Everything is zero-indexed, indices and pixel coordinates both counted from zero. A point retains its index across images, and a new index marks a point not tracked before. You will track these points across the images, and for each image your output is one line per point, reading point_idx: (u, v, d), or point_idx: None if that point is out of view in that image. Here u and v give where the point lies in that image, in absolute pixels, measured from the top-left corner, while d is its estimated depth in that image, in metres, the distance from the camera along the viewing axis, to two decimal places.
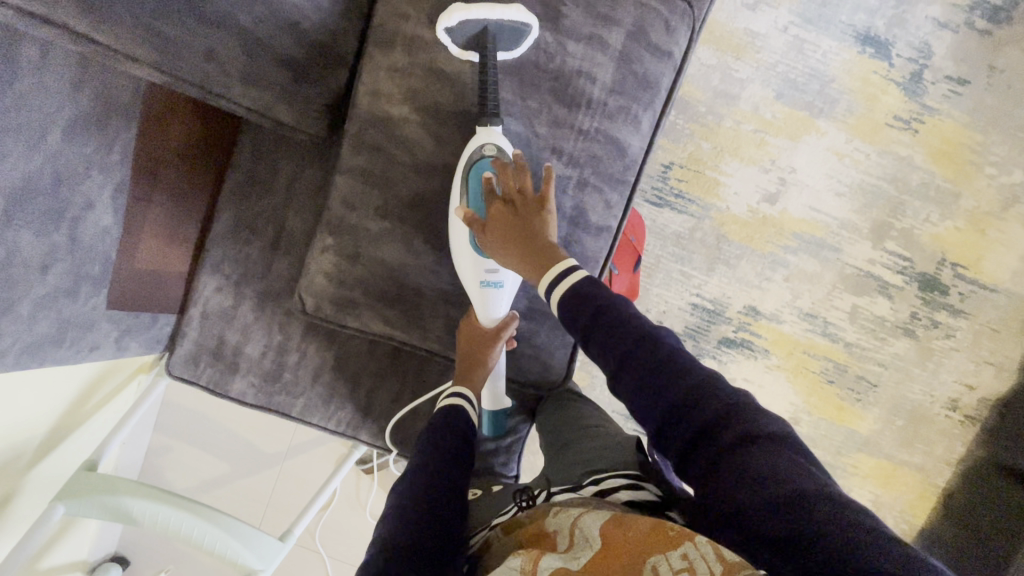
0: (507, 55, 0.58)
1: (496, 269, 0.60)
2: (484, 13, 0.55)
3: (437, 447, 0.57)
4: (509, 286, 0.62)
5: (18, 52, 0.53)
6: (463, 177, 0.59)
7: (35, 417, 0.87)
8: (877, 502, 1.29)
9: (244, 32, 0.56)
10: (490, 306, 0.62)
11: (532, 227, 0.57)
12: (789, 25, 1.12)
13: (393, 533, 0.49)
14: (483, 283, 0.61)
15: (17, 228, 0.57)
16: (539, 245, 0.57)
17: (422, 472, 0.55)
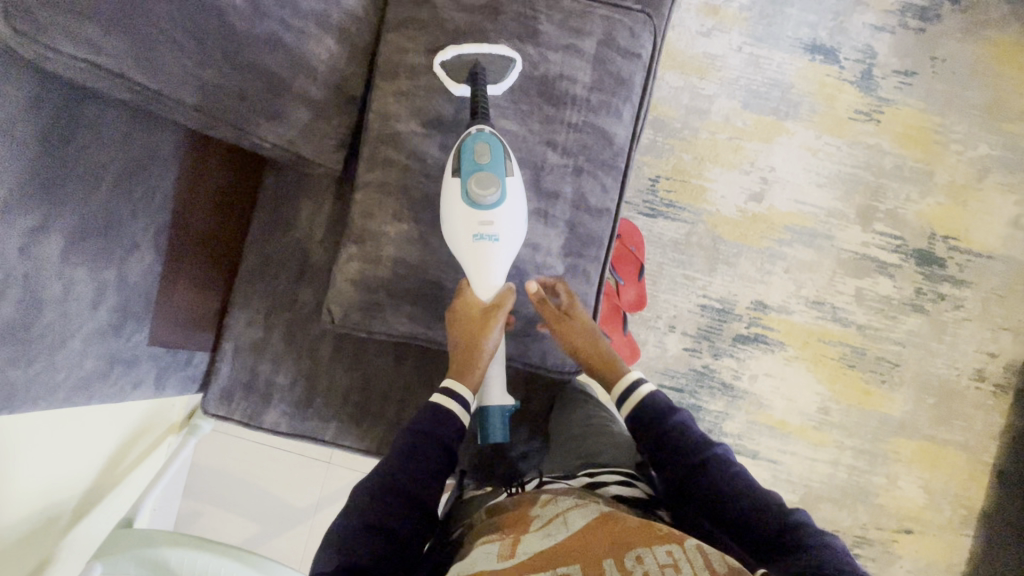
0: (496, 87, 0.66)
1: (490, 223, 0.63)
2: (474, 49, 0.66)
3: (421, 447, 0.63)
4: (503, 240, 0.64)
5: (81, 110, 0.60)
6: (456, 150, 0.64)
7: (75, 476, 0.90)
8: (929, 488, 1.24)
9: (272, 76, 0.65)
10: (485, 260, 0.64)
11: (596, 340, 0.71)
12: (742, 45, 1.24)
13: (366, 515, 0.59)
14: (476, 237, 0.63)
15: (75, 267, 0.63)
16: (604, 358, 0.71)
17: (404, 470, 0.62)
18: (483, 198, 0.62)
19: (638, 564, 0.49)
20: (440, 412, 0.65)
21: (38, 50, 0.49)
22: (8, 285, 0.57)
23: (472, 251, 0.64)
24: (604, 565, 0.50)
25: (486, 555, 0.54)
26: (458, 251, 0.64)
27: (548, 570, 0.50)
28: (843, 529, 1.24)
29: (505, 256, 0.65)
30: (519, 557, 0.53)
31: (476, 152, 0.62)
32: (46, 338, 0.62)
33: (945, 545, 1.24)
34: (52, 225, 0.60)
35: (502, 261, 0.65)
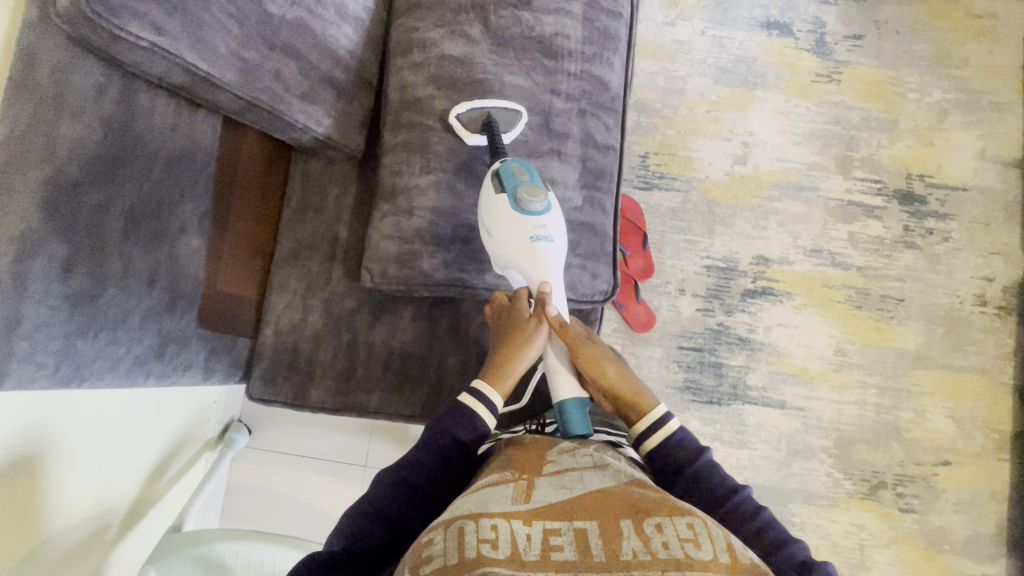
0: (507, 135, 0.74)
1: (544, 226, 0.70)
2: (483, 102, 0.74)
3: (433, 445, 0.66)
4: (557, 240, 0.71)
5: (137, 98, 0.66)
6: (494, 175, 0.71)
7: (123, 483, 0.88)
8: (958, 416, 1.26)
9: (301, 59, 0.73)
10: (542, 256, 0.70)
11: (622, 373, 0.71)
12: (705, 29, 1.37)
13: (375, 506, 0.62)
14: (534, 239, 0.70)
15: (133, 245, 0.68)
16: (630, 392, 0.71)
17: (414, 465, 0.65)
18: (532, 207, 0.69)
19: (657, 533, 0.45)
20: (466, 414, 0.67)
21: (109, 29, 0.57)
22: (78, 255, 0.62)
23: (532, 252, 0.70)
24: (621, 526, 0.46)
25: (495, 494, 0.51)
26: (519, 255, 0.70)
27: (562, 523, 0.47)
28: (882, 469, 1.24)
29: (557, 257, 0.72)
30: (533, 504, 0.50)
31: (515, 171, 0.70)
32: (109, 311, 0.66)
33: (983, 472, 1.24)
34: (114, 202, 0.65)
35: (555, 261, 0.72)
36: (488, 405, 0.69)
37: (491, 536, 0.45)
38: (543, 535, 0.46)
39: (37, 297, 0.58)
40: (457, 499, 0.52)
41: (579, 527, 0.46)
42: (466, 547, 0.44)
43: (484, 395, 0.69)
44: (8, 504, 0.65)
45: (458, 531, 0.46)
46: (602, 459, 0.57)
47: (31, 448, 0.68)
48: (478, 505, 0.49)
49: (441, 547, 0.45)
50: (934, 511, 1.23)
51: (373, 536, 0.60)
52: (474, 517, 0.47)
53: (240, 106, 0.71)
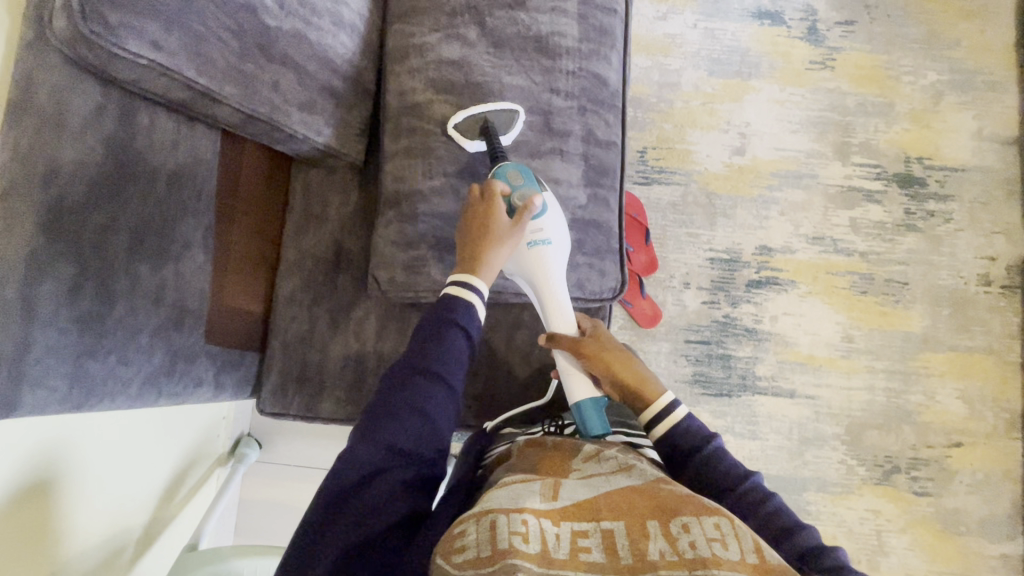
0: (506, 137, 0.75)
1: (540, 230, 0.71)
2: (481, 108, 0.75)
3: (412, 380, 0.61)
4: (555, 242, 0.72)
5: (137, 115, 0.66)
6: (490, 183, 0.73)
7: (137, 503, 0.87)
8: (968, 396, 1.26)
9: (300, 69, 0.73)
10: (541, 261, 0.72)
11: (628, 364, 0.72)
12: (697, 22, 1.37)
13: (356, 455, 0.56)
14: (531, 246, 0.71)
15: (139, 263, 0.67)
16: (638, 380, 0.71)
17: (392, 404, 0.60)
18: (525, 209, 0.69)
19: (683, 533, 0.45)
20: (455, 303, 0.66)
21: (106, 47, 0.56)
22: (85, 277, 0.61)
23: (531, 259, 0.71)
24: (648, 527, 0.46)
25: (523, 490, 0.50)
26: (519, 263, 0.72)
27: (589, 522, 0.47)
28: (895, 454, 1.24)
29: (557, 258, 0.72)
30: (561, 500, 0.49)
31: (508, 176, 0.71)
32: (118, 332, 0.65)
33: (996, 452, 1.24)
34: (117, 222, 0.64)
35: (556, 262, 0.72)
36: (477, 292, 0.67)
37: (522, 529, 0.45)
38: (571, 534, 0.46)
39: (46, 320, 0.58)
40: (486, 494, 0.51)
41: (607, 527, 0.46)
42: (498, 539, 0.44)
43: (468, 284, 0.67)
44: (23, 531, 0.65)
45: (491, 524, 0.45)
46: (628, 459, 0.57)
47: (44, 473, 0.67)
48: (508, 499, 0.48)
49: (474, 539, 0.45)
50: (949, 494, 1.23)
51: (361, 492, 0.55)
52: (505, 510, 0.47)
53: (241, 119, 0.71)
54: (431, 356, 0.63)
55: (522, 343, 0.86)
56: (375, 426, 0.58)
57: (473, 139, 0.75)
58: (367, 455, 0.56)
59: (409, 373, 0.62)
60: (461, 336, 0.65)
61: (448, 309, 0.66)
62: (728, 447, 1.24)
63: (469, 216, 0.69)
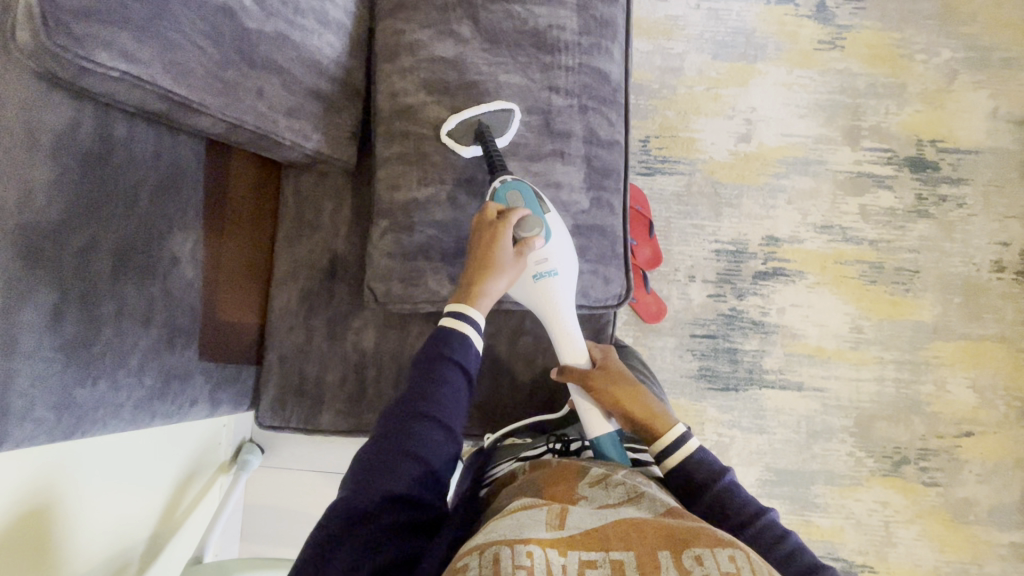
0: (502, 140, 0.73)
1: (545, 260, 0.70)
2: (473, 111, 0.72)
3: (410, 424, 0.59)
4: (561, 272, 0.71)
5: (114, 129, 0.62)
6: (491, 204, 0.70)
7: (139, 518, 0.86)
8: (979, 385, 1.24)
9: (284, 73, 0.69)
10: (548, 292, 0.71)
11: (634, 398, 0.71)
12: (700, 2, 1.31)
13: (351, 503, 0.54)
14: (537, 278, 0.70)
15: (124, 284, 0.65)
16: (645, 414, 0.69)
17: (389, 450, 0.57)
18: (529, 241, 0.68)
19: (697, 565, 0.41)
20: (450, 337, 0.64)
21: (75, 61, 0.52)
22: (69, 303, 0.59)
23: (539, 291, 0.71)
24: (659, 559, 0.42)
25: (528, 520, 0.47)
26: (525, 294, 0.72)
27: (597, 553, 0.43)
28: (904, 445, 1.23)
29: (565, 287, 0.72)
30: (568, 530, 0.46)
31: (509, 201, 0.69)
32: (106, 356, 0.63)
33: (1007, 441, 1.23)
34: (98, 243, 0.62)
35: (565, 291, 0.72)
36: (471, 325, 0.66)
37: (526, 562, 0.41)
38: (578, 567, 0.42)
39: (30, 351, 0.55)
40: (488, 525, 0.48)
41: (616, 559, 0.42)
42: (500, 573, 0.40)
43: (463, 315, 0.66)
44: (23, 561, 0.64)
45: (494, 556, 0.42)
46: (637, 487, 0.54)
47: (38, 502, 0.66)
48: (513, 530, 0.45)
49: (476, 572, 0.41)
50: (958, 484, 1.22)
51: (354, 540, 0.52)
52: (509, 542, 0.43)
53: (223, 128, 0.67)
54: (429, 398, 0.60)
55: (525, 350, 0.84)
56: (371, 473, 0.56)
57: (469, 145, 0.73)
58: (362, 504, 0.54)
59: (406, 416, 0.59)
60: (459, 374, 0.63)
61: (446, 345, 0.64)
62: (734, 441, 1.23)
63: (475, 242, 0.67)
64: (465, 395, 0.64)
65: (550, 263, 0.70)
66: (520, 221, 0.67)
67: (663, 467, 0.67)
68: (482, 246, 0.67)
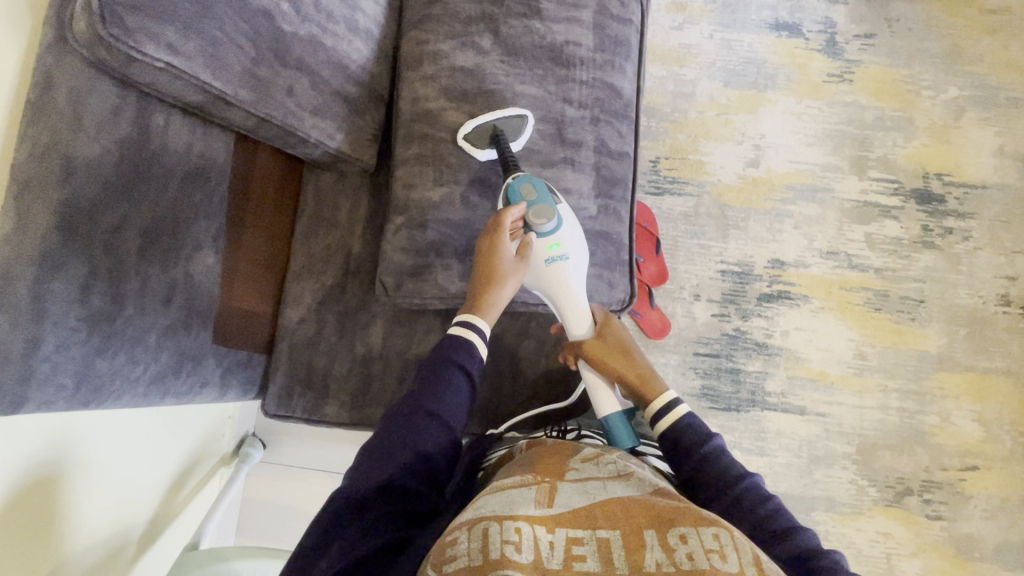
0: (516, 143, 0.76)
1: (557, 246, 0.72)
2: (489, 116, 0.75)
3: (410, 416, 0.63)
4: (574, 256, 0.73)
5: (152, 119, 0.67)
6: (504, 195, 0.73)
7: (140, 500, 0.88)
8: (983, 419, 1.22)
9: (314, 73, 0.74)
10: (563, 277, 0.73)
11: (629, 362, 0.74)
12: (713, 32, 1.36)
13: (349, 488, 0.57)
14: (549, 262, 0.73)
15: (149, 263, 0.68)
16: (647, 376, 0.73)
17: (389, 440, 0.60)
18: (539, 229, 0.71)
19: (682, 544, 0.42)
20: (455, 343, 0.68)
21: (125, 51, 0.57)
22: (97, 276, 0.62)
23: (551, 274, 0.73)
24: (645, 537, 0.43)
25: (518, 498, 0.48)
26: (538, 280, 0.74)
27: (584, 531, 0.44)
28: (908, 475, 1.21)
29: (578, 271, 0.74)
30: (556, 508, 0.47)
31: (523, 193, 0.71)
32: (127, 331, 0.66)
33: (1012, 478, 1.21)
34: (129, 222, 0.65)
35: (577, 277, 0.74)
36: (478, 333, 0.69)
37: (515, 538, 0.43)
38: (565, 543, 0.43)
39: (56, 319, 0.59)
40: (479, 500, 0.49)
41: (603, 536, 0.44)
42: (489, 548, 0.42)
43: (471, 324, 0.69)
44: (27, 526, 0.65)
45: (483, 532, 0.43)
46: (627, 466, 0.55)
47: (49, 468, 0.68)
48: (501, 507, 0.46)
49: (465, 547, 0.43)
50: (963, 519, 1.20)
51: (350, 525, 0.55)
52: (498, 518, 0.45)
53: (253, 120, 0.71)
54: (430, 395, 0.64)
55: (528, 353, 0.86)
56: (369, 461, 0.59)
57: (484, 148, 0.76)
58: (358, 489, 0.57)
59: (407, 411, 0.63)
60: (462, 375, 0.67)
61: (448, 348, 0.68)
62: None
63: (481, 249, 0.70)
64: (466, 395, 0.67)
65: (562, 248, 0.73)
66: (530, 214, 0.71)
67: (664, 424, 0.69)
68: (483, 255, 0.70)
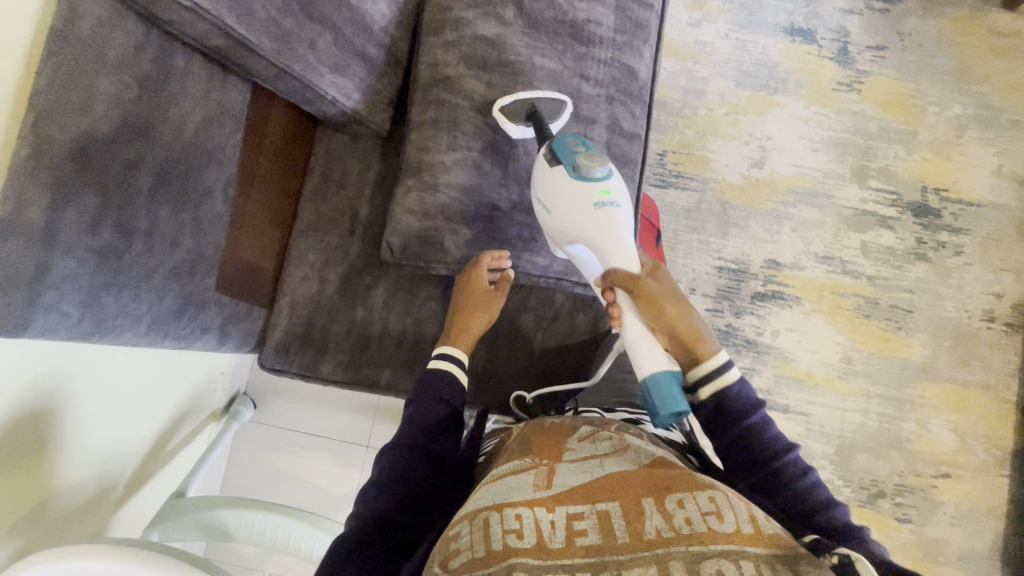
0: (556, 123, 0.76)
1: (606, 193, 0.68)
2: (528, 94, 0.76)
3: (398, 451, 0.65)
4: (622, 204, 0.69)
5: (172, 61, 0.67)
6: (548, 153, 0.71)
7: (130, 444, 0.88)
8: (959, 429, 1.26)
9: (336, 29, 0.75)
10: (611, 222, 0.68)
11: (683, 308, 0.67)
12: (729, 32, 1.37)
13: (342, 535, 0.58)
14: (599, 207, 0.68)
15: (159, 203, 0.68)
16: (697, 330, 0.67)
17: (379, 481, 0.63)
18: (589, 172, 0.68)
19: (679, 509, 0.44)
20: (431, 368, 0.72)
21: None
22: (108, 209, 0.62)
23: (599, 218, 0.68)
24: (643, 506, 0.45)
25: (515, 483, 0.50)
26: (585, 226, 0.68)
27: (584, 506, 0.46)
28: (882, 478, 1.24)
29: (627, 221, 0.69)
30: (555, 488, 0.49)
31: (571, 144, 0.69)
32: (133, 268, 0.67)
33: (982, 488, 1.24)
34: (144, 159, 0.66)
35: (625, 227, 0.69)
36: (452, 360, 0.73)
37: (516, 525, 0.45)
38: (566, 520, 0.45)
39: (67, 246, 0.59)
40: (479, 490, 0.51)
41: (602, 509, 0.46)
42: (492, 539, 0.44)
43: (447, 352, 0.73)
44: (20, 454, 0.66)
45: (484, 522, 0.46)
46: (622, 438, 0.56)
47: (44, 400, 0.68)
48: (501, 495, 0.48)
49: (468, 540, 0.45)
50: (932, 524, 1.23)
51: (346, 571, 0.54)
52: (497, 508, 0.47)
53: (273, 71, 0.72)
54: (415, 425, 0.67)
55: (526, 326, 0.87)
56: (361, 507, 0.61)
57: (521, 124, 0.76)
58: (350, 533, 0.58)
59: (395, 447, 0.66)
60: (445, 404, 0.69)
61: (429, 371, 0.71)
62: None
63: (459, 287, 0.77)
64: (453, 426, 0.69)
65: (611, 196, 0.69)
66: (581, 156, 0.68)
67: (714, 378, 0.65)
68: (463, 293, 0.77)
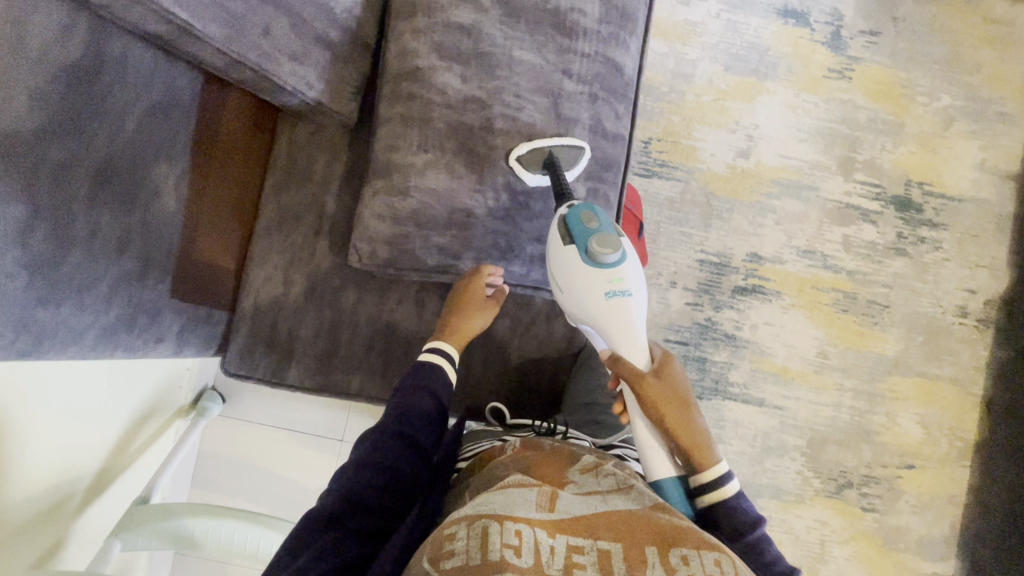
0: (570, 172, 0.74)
1: (621, 280, 0.69)
2: (546, 141, 0.72)
3: (380, 434, 0.64)
4: (635, 293, 0.69)
5: (108, 48, 0.61)
6: (561, 226, 0.70)
7: (88, 450, 0.84)
8: (926, 422, 1.29)
9: (294, 12, 0.68)
10: (622, 316, 0.69)
11: (684, 414, 0.67)
12: (720, 12, 1.31)
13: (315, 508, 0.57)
14: (611, 296, 0.68)
15: (100, 207, 0.62)
16: (698, 440, 0.67)
17: (359, 459, 0.62)
18: (605, 259, 0.68)
19: (683, 565, 0.42)
20: (423, 364, 0.71)
21: None
22: (40, 218, 0.56)
23: (609, 309, 0.69)
24: (646, 554, 0.43)
25: (518, 499, 0.48)
26: (594, 311, 0.69)
27: (586, 540, 0.44)
28: (850, 469, 1.28)
29: (637, 311, 0.70)
30: (558, 514, 0.47)
31: (586, 222, 0.68)
32: (75, 280, 0.61)
33: (943, 478, 1.29)
34: (79, 159, 0.59)
35: (636, 313, 0.70)
36: (443, 355, 0.73)
37: (514, 542, 0.43)
38: (565, 550, 0.43)
39: None
40: (481, 495, 0.50)
41: (604, 548, 0.43)
42: (489, 547, 0.42)
43: (438, 347, 0.74)
44: None
45: (482, 530, 0.43)
46: (625, 478, 0.55)
47: None
48: (503, 507, 0.46)
49: (464, 543, 0.43)
50: (894, 512, 1.27)
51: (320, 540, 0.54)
52: (498, 518, 0.45)
53: (224, 59, 0.65)
54: (400, 411, 0.67)
55: (502, 332, 0.84)
56: (337, 481, 0.60)
57: (537, 172, 0.73)
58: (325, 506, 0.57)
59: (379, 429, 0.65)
60: (431, 395, 0.69)
61: (423, 366, 0.71)
62: None
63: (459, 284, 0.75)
64: (436, 416, 0.69)
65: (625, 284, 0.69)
66: (597, 242, 0.68)
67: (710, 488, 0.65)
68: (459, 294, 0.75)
